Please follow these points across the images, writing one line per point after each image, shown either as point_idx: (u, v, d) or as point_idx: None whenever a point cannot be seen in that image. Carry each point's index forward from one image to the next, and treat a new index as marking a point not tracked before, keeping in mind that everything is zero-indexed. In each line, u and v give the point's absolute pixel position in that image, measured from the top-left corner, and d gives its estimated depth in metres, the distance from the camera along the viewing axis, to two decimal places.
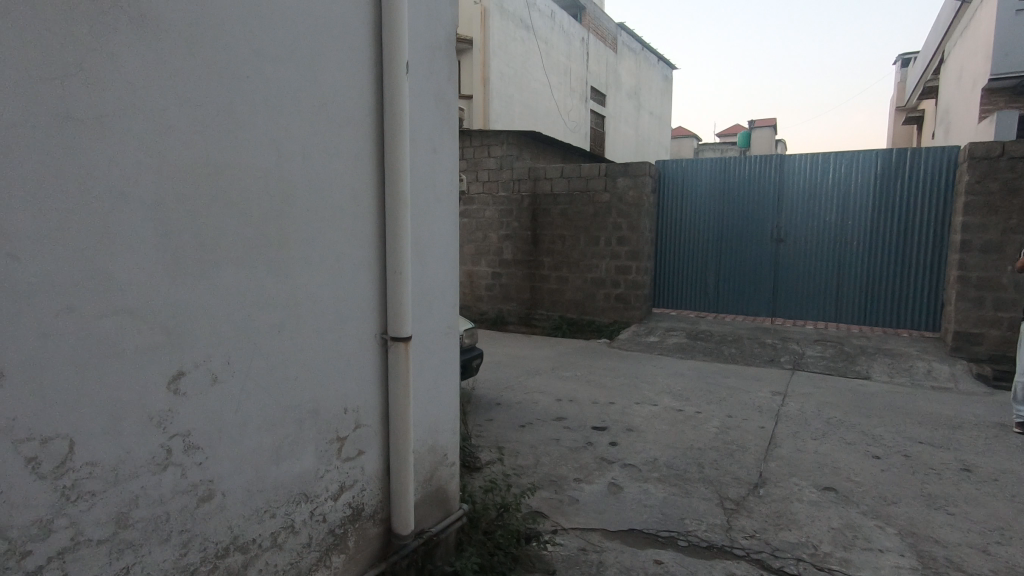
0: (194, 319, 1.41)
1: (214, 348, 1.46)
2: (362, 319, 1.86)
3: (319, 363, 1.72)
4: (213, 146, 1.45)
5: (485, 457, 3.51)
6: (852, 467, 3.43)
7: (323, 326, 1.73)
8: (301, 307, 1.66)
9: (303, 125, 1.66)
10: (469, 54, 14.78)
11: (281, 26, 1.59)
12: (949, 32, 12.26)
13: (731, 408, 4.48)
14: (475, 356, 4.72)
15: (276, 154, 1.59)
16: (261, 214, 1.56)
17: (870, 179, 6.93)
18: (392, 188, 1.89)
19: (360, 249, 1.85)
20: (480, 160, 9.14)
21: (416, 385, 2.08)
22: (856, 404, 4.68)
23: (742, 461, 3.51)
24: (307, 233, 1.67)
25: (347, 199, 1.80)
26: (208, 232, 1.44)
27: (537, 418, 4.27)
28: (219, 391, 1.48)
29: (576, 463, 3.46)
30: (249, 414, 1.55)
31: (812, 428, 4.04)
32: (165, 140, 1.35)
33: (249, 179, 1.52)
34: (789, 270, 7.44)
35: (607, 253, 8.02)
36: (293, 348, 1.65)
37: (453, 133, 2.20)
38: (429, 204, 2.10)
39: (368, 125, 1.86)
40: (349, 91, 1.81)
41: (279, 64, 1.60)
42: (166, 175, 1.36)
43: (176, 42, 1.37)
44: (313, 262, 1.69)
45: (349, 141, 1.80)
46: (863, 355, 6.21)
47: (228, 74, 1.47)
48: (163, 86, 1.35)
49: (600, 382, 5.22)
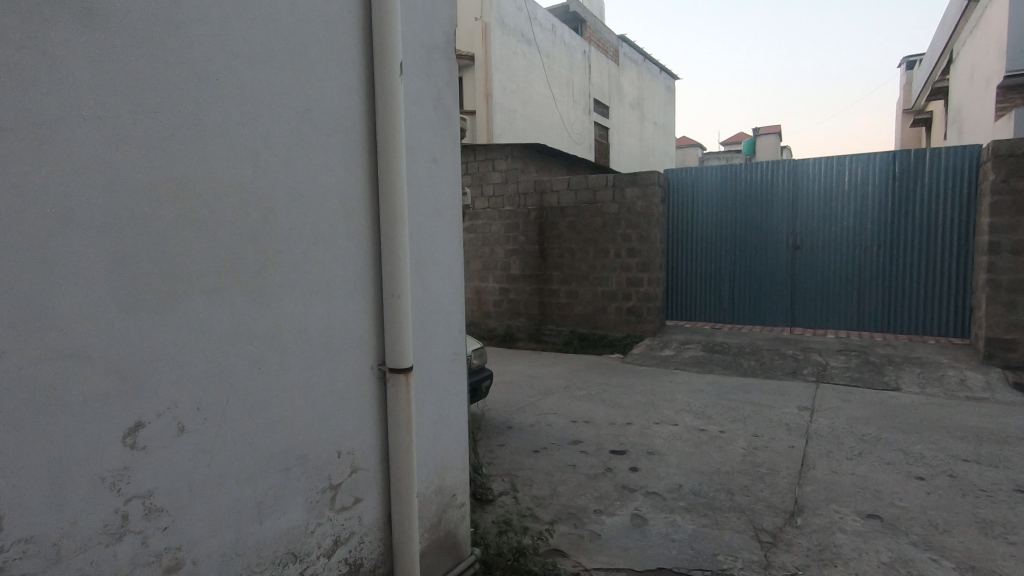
0: (155, 362, 1.24)
1: (180, 393, 1.28)
2: (357, 351, 1.67)
3: (309, 403, 1.54)
4: (176, 164, 1.28)
5: (497, 488, 3.28)
6: (895, 490, 3.16)
7: (314, 360, 1.55)
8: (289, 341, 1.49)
9: (288, 139, 1.50)
10: (471, 70, 14.78)
11: (260, 31, 1.44)
12: (957, 32, 12.08)
13: (757, 427, 4.23)
14: (484, 377, 4.52)
15: (257, 173, 1.43)
16: (236, 239, 1.39)
17: (888, 181, 6.71)
18: (388, 205, 1.71)
19: (353, 273, 1.66)
20: (485, 174, 8.99)
21: (420, 421, 1.88)
22: (890, 418, 4.40)
23: (775, 486, 3.25)
24: (293, 259, 1.50)
25: (336, 219, 1.62)
26: (171, 262, 1.27)
27: (551, 442, 4.04)
28: (187, 443, 1.30)
29: (595, 492, 3.22)
30: (223, 468, 1.36)
31: (847, 447, 3.77)
32: (120, 163, 1.19)
33: (226, 200, 1.36)
34: (807, 277, 7.19)
35: (618, 265, 7.81)
36: (280, 387, 1.47)
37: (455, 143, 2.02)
38: (431, 221, 1.91)
39: (361, 136, 1.69)
40: (337, 99, 1.64)
41: (259, 73, 1.44)
42: (118, 199, 1.19)
43: (132, 52, 1.22)
44: (303, 291, 1.52)
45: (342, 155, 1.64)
46: (891, 364, 5.93)
47: (197, 84, 1.31)
48: (115, 99, 1.19)
49: (617, 401, 4.98)
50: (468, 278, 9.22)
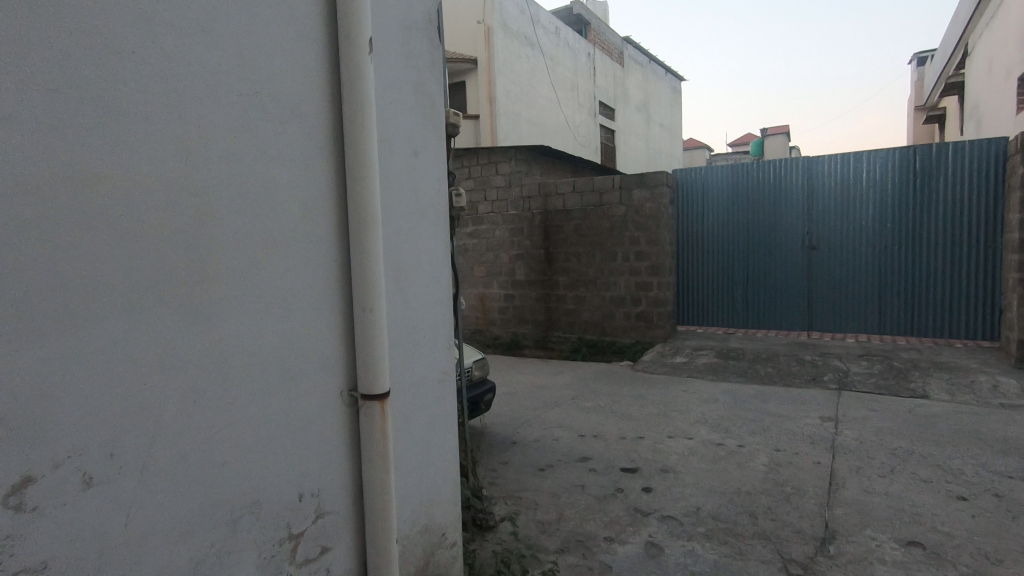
0: (63, 402, 1.07)
1: (94, 436, 1.11)
2: (323, 381, 1.54)
3: (267, 434, 1.41)
4: (93, 173, 1.12)
5: (499, 512, 3.03)
6: (936, 513, 2.88)
7: (272, 388, 1.42)
8: (241, 368, 1.35)
9: (240, 145, 1.36)
10: (474, 74, 14.60)
11: (207, 24, 1.30)
12: (971, 25, 11.75)
13: (779, 440, 3.94)
14: (487, 390, 4.27)
15: (202, 183, 1.29)
16: (169, 260, 1.23)
17: (908, 177, 6.42)
18: (359, 222, 1.57)
19: (319, 292, 1.54)
20: (488, 178, 8.77)
21: (400, 454, 1.68)
22: (922, 429, 4.11)
23: (803, 508, 2.97)
24: (248, 278, 1.37)
25: (297, 237, 1.49)
26: (84, 285, 1.10)
27: (559, 459, 3.79)
28: (103, 494, 1.12)
29: (606, 517, 2.96)
30: (146, 523, 1.18)
31: (878, 462, 3.49)
32: (30, 169, 1.04)
33: (164, 214, 1.23)
34: (824, 279, 6.89)
35: (626, 269, 7.56)
36: (233, 418, 1.33)
37: (439, 152, 1.87)
38: (409, 234, 1.73)
39: (327, 143, 1.56)
40: (297, 107, 1.50)
41: (207, 71, 1.30)
42: (15, 210, 1.02)
43: (40, 41, 1.05)
44: (257, 312, 1.39)
45: (304, 163, 1.50)
46: (917, 370, 5.62)
47: (129, 84, 1.17)
48: (15, 94, 1.02)
49: (627, 413, 4.72)
50: (472, 284, 9.01)
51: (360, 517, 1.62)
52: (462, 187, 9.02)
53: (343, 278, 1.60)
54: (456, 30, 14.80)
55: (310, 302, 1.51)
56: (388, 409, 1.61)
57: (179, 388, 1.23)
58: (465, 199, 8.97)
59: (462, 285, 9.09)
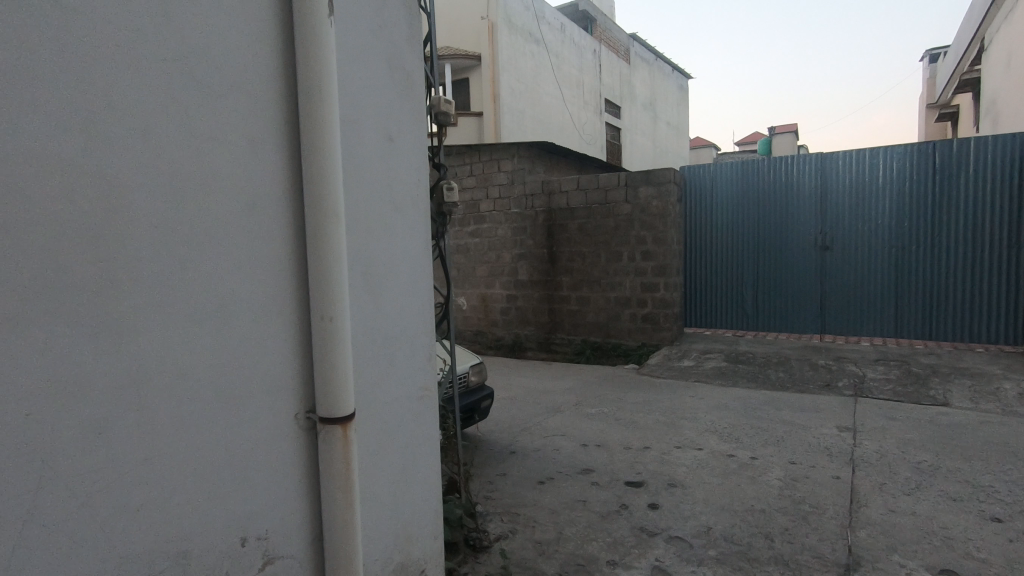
0: None
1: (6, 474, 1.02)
2: (276, 407, 1.46)
3: (212, 464, 1.32)
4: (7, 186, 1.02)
5: (493, 531, 2.83)
6: (968, 536, 2.65)
7: (214, 409, 1.33)
8: (176, 388, 1.26)
9: (173, 147, 1.27)
10: (478, 70, 14.38)
11: (140, 22, 1.21)
12: (989, 19, 11.40)
13: (793, 452, 3.71)
14: (484, 396, 4.05)
15: (127, 187, 1.19)
16: (99, 281, 1.14)
17: (928, 174, 6.17)
18: (318, 236, 1.49)
19: (274, 309, 1.46)
20: (490, 175, 8.55)
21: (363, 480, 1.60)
22: (947, 441, 3.86)
23: (822, 529, 2.75)
24: (189, 298, 1.29)
25: (248, 254, 1.40)
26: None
27: (559, 471, 3.58)
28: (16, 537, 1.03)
29: (609, 537, 2.75)
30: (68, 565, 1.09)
31: (900, 479, 3.25)
32: None
33: (91, 227, 1.13)
34: (838, 280, 6.64)
35: (631, 270, 7.32)
36: (166, 443, 1.24)
37: (406, 164, 1.80)
38: (372, 249, 1.66)
39: (282, 148, 1.48)
40: (248, 116, 1.41)
41: (141, 72, 1.22)
42: None
43: None
44: (198, 329, 1.30)
45: (252, 168, 1.42)
46: (937, 376, 5.36)
47: (47, 85, 1.08)
48: None
49: (632, 421, 4.50)
50: (473, 284, 8.82)
51: (318, 540, 1.56)
52: (464, 185, 8.82)
53: (298, 291, 1.52)
54: (460, 26, 14.58)
55: (258, 315, 1.42)
56: (351, 431, 1.52)
57: (100, 411, 1.14)
58: (468, 197, 8.77)
59: (464, 285, 8.90)
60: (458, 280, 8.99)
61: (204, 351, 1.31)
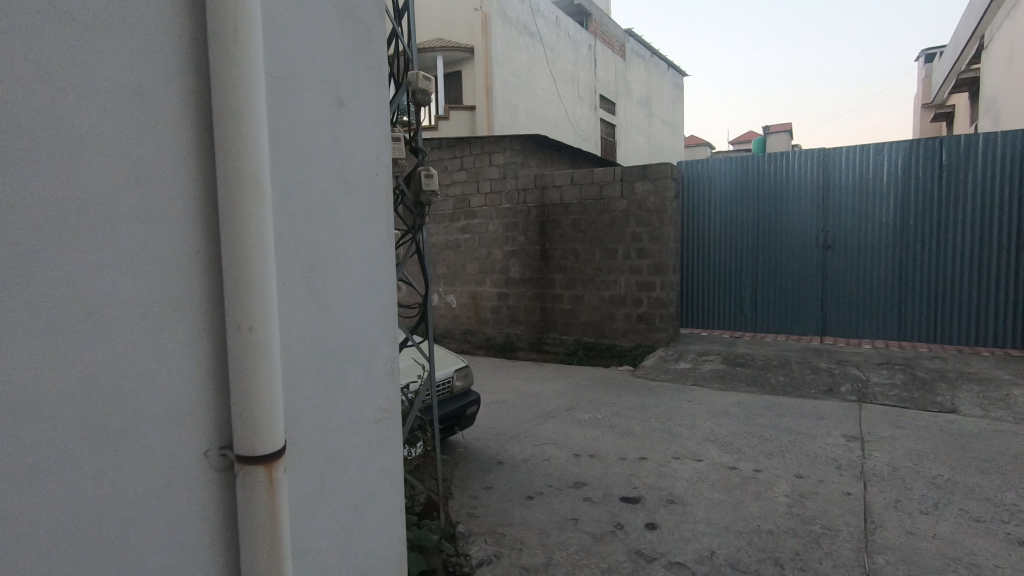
0: None
1: None
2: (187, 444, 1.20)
3: (98, 516, 1.06)
4: None
5: (475, 554, 2.57)
6: (996, 563, 2.41)
7: (100, 450, 1.07)
8: (39, 424, 0.99)
9: (27, 111, 0.98)
10: (471, 63, 14.05)
11: None
12: (988, 17, 11.23)
13: (800, 465, 3.46)
14: (470, 403, 3.78)
15: None
16: None
17: (934, 171, 5.95)
18: (242, 234, 1.22)
19: (186, 324, 1.19)
20: (481, 169, 8.26)
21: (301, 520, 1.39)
22: (961, 452, 3.64)
23: (836, 554, 2.50)
24: (66, 313, 1.02)
25: (149, 258, 1.13)
26: None
27: (549, 485, 3.32)
28: None
29: (603, 564, 2.49)
30: None
31: (917, 496, 3.01)
32: None
33: None
34: (840, 280, 6.42)
35: (627, 268, 7.07)
36: (33, 496, 0.98)
37: (354, 155, 1.56)
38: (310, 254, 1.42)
39: (197, 129, 1.21)
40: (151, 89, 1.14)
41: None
42: None
43: None
44: (76, 350, 1.03)
45: (153, 143, 1.15)
46: (944, 381, 5.14)
47: None
48: None
49: (627, 428, 4.24)
50: (463, 281, 8.55)
51: None
52: (455, 179, 8.53)
53: (214, 295, 1.25)
54: (452, 16, 14.24)
55: (159, 325, 1.15)
56: (278, 470, 1.28)
57: None
58: (458, 191, 8.50)
59: (454, 282, 8.63)
60: (447, 278, 8.71)
61: (74, 378, 1.03)
